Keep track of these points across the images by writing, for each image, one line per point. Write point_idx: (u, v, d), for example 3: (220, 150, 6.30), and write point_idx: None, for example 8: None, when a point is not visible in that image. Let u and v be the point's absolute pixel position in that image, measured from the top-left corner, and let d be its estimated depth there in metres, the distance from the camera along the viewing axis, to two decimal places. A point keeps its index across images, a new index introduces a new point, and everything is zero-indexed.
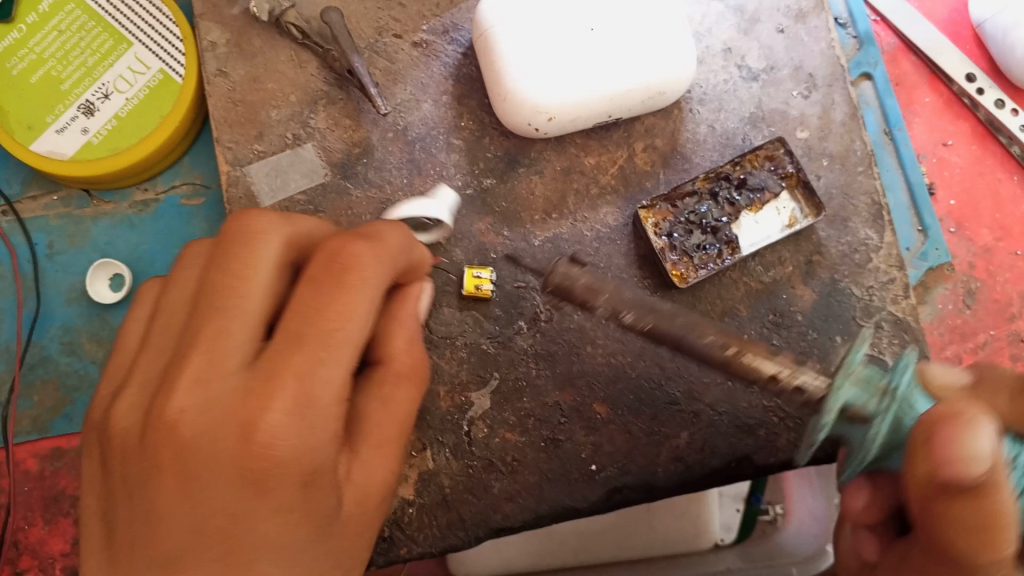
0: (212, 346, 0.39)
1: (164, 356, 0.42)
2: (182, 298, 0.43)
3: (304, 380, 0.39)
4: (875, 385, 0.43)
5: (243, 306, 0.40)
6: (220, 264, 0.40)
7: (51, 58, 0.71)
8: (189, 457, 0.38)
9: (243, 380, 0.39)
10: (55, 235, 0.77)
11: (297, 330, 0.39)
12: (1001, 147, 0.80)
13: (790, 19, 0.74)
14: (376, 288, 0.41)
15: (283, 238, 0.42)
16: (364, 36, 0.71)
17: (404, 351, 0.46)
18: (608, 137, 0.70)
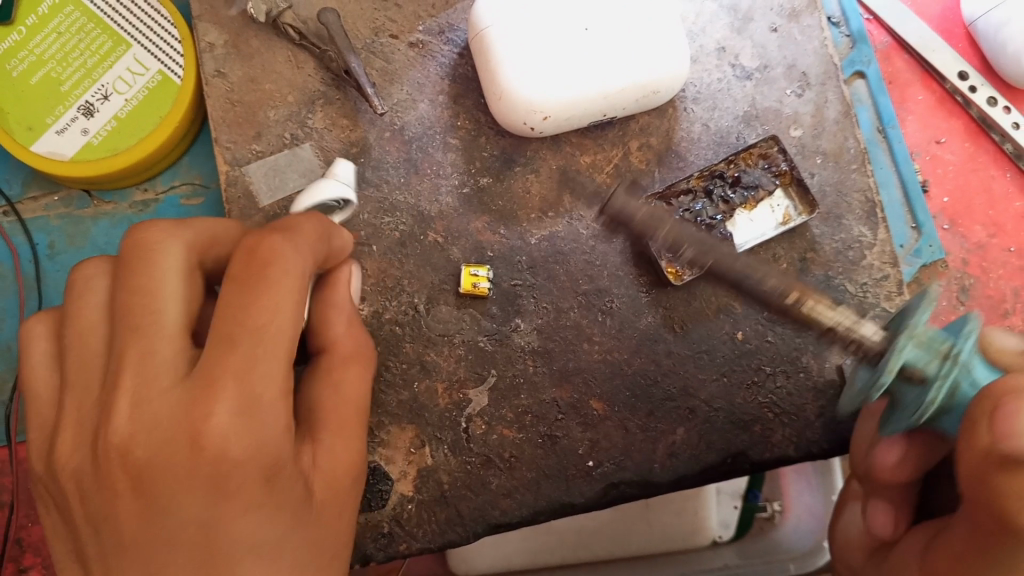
0: (144, 365, 0.41)
1: (95, 387, 0.44)
2: (95, 329, 0.44)
3: (242, 378, 0.41)
4: (938, 347, 0.44)
5: (158, 320, 0.42)
6: (128, 286, 0.43)
7: (51, 60, 0.72)
8: (147, 476, 0.41)
9: (181, 394, 0.41)
10: (56, 235, 0.78)
11: (229, 333, 0.41)
12: (994, 145, 0.81)
13: (783, 18, 0.75)
14: (296, 278, 0.44)
15: (182, 245, 0.44)
16: (361, 36, 0.71)
17: (347, 335, 0.52)
18: (603, 137, 0.71)
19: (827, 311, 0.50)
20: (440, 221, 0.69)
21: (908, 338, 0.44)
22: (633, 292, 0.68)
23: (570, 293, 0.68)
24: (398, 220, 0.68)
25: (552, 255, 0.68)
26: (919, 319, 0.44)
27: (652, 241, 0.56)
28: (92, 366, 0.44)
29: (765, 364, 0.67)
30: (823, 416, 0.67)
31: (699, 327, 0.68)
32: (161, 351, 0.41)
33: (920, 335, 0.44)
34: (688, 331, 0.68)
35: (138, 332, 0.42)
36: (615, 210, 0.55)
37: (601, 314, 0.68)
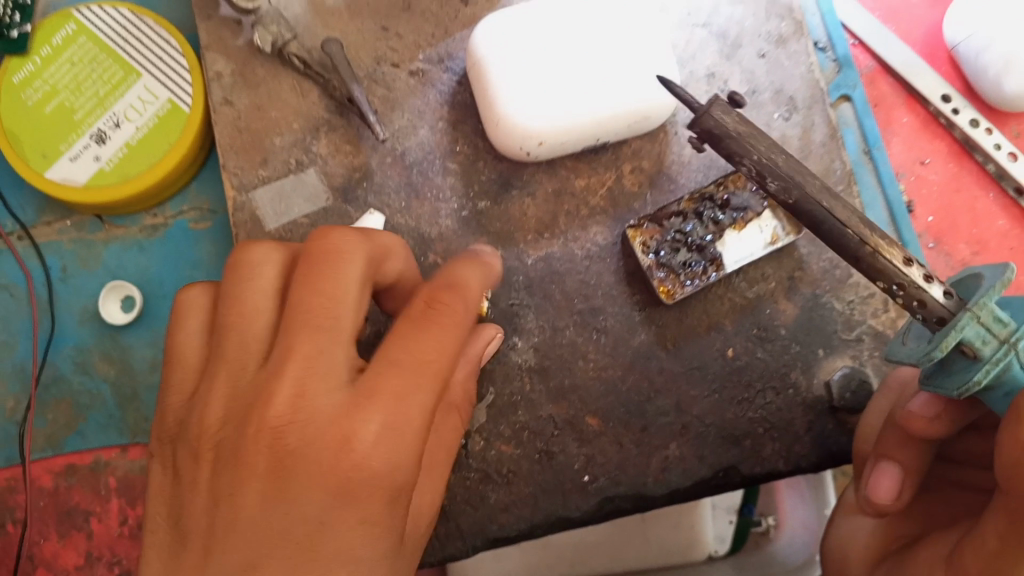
0: (312, 359, 0.42)
1: (257, 364, 0.44)
2: (250, 306, 0.45)
3: (400, 402, 0.42)
4: (999, 328, 0.42)
5: (336, 326, 0.43)
6: (309, 282, 0.44)
7: (65, 89, 0.75)
8: (292, 462, 0.41)
9: (345, 397, 0.42)
10: (68, 259, 0.80)
11: (394, 356, 0.43)
12: (977, 166, 0.83)
13: (770, 44, 0.77)
14: (459, 331, 0.45)
15: (365, 256, 0.46)
16: (363, 65, 0.74)
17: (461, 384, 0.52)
18: (597, 160, 0.73)
19: (903, 265, 0.46)
20: (440, 243, 0.71)
21: (972, 313, 0.42)
22: (627, 311, 0.70)
23: (566, 312, 0.70)
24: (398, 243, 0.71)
25: (548, 276, 0.71)
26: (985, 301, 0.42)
27: (736, 166, 0.50)
28: (251, 348, 0.44)
29: (755, 380, 0.69)
30: (811, 431, 0.69)
31: (692, 344, 0.70)
32: (335, 352, 0.43)
33: (983, 315, 0.42)
34: (680, 348, 0.70)
35: (316, 332, 0.43)
36: (709, 126, 0.48)
37: (595, 332, 0.70)
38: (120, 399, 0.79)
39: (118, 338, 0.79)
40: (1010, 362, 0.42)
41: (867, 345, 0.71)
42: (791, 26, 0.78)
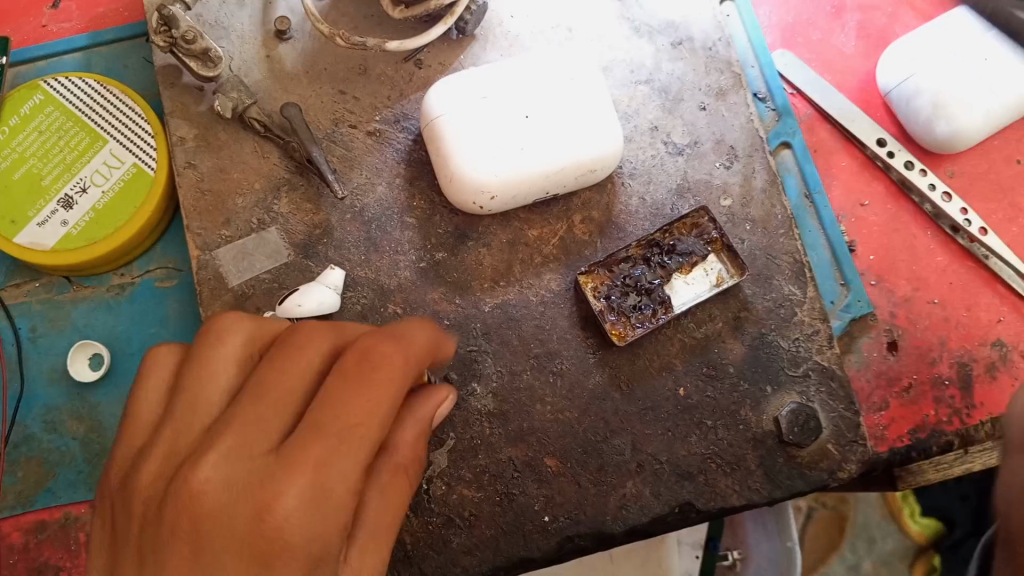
0: (247, 424, 0.43)
1: (198, 428, 0.44)
2: (202, 373, 0.45)
3: (321, 469, 0.42)
4: None
5: (281, 397, 0.44)
6: (272, 357, 0.45)
7: (33, 156, 0.77)
8: (209, 529, 0.41)
9: (267, 463, 0.42)
10: (37, 319, 0.81)
11: (322, 424, 0.42)
12: (915, 206, 0.87)
13: (710, 97, 0.81)
14: (397, 392, 0.45)
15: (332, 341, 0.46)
16: (322, 127, 0.77)
17: (409, 443, 0.49)
18: (548, 212, 0.76)
19: None
20: (399, 294, 0.73)
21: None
22: (581, 354, 0.73)
23: (523, 356, 0.73)
24: (358, 294, 0.73)
25: (505, 322, 0.73)
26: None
27: None
28: (200, 412, 0.44)
29: (706, 418, 0.72)
30: (762, 465, 0.71)
31: (644, 385, 0.72)
32: (273, 420, 0.43)
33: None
34: (633, 389, 0.72)
35: (253, 400, 0.43)
36: None
37: (552, 375, 0.72)
38: (89, 456, 0.79)
39: (87, 396, 0.80)
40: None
41: (813, 381, 0.74)
42: (730, 79, 0.82)
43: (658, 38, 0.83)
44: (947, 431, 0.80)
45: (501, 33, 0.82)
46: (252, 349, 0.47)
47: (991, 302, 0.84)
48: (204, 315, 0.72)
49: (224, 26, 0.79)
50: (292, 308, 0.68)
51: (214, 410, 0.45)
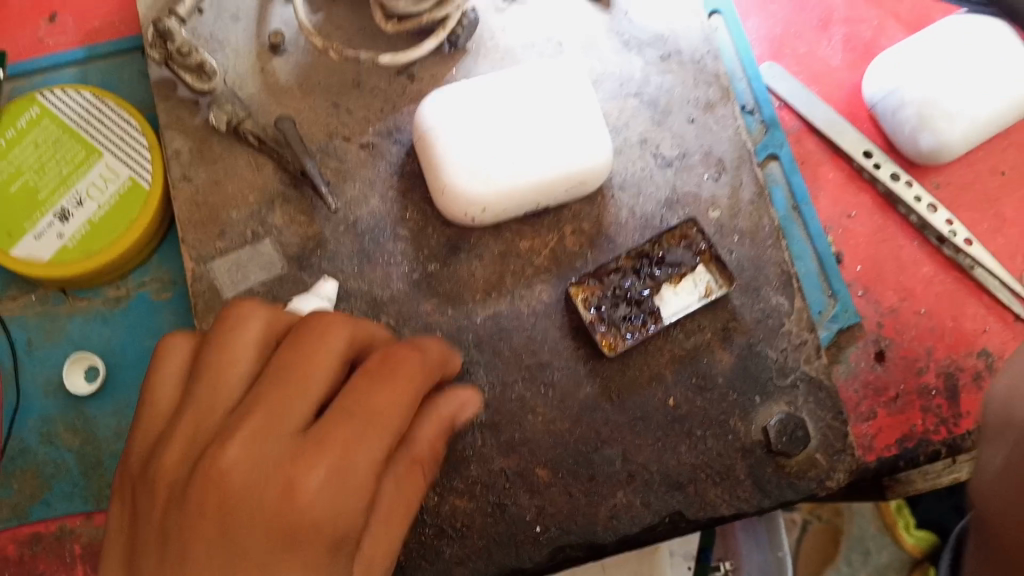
0: (274, 408, 0.46)
1: (220, 412, 0.47)
2: (222, 359, 0.49)
3: (347, 452, 0.45)
4: None
5: (306, 382, 0.47)
6: (294, 345, 0.49)
7: (29, 170, 0.78)
8: (237, 508, 0.43)
9: (294, 444, 0.45)
10: (33, 333, 0.82)
11: (349, 408, 0.47)
12: (902, 218, 0.88)
13: (699, 110, 0.83)
14: (416, 388, 0.50)
15: (350, 333, 0.51)
16: (316, 140, 0.78)
17: (426, 440, 0.55)
18: (540, 223, 0.77)
19: None
20: (392, 305, 0.74)
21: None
22: (572, 365, 0.74)
23: (514, 367, 0.73)
24: (352, 306, 0.74)
25: (497, 333, 0.74)
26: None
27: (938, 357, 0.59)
28: (222, 396, 0.48)
29: (695, 428, 0.73)
30: (751, 474, 0.72)
31: (635, 395, 0.73)
32: (297, 403, 0.46)
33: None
34: (624, 400, 0.73)
35: (279, 385, 0.47)
36: None
37: (543, 386, 0.73)
38: (84, 468, 0.79)
39: (82, 409, 0.80)
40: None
41: (801, 391, 0.75)
42: (718, 92, 0.83)
43: (647, 51, 0.84)
44: (933, 440, 0.82)
45: (492, 47, 0.83)
46: (269, 340, 0.51)
47: (976, 312, 0.85)
48: (198, 327, 0.72)
49: (219, 40, 0.80)
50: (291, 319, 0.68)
51: (236, 393, 0.48)
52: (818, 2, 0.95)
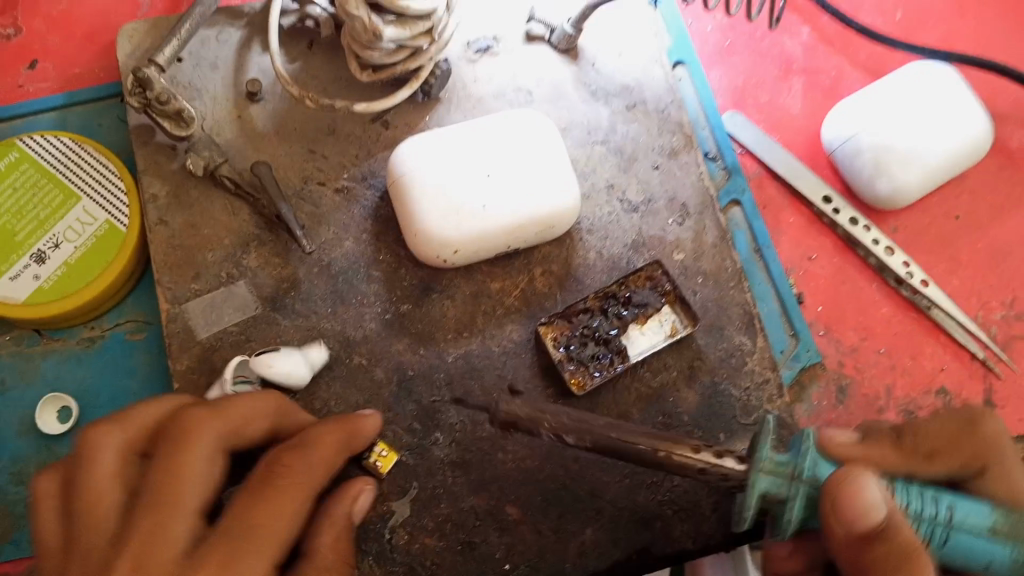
0: (152, 529, 0.50)
1: (106, 534, 0.51)
2: (98, 484, 0.52)
3: (228, 567, 0.50)
4: (783, 470, 0.62)
5: (177, 502, 0.51)
6: (163, 461, 0.53)
7: (6, 212, 0.78)
8: None
9: (178, 563, 0.49)
10: (6, 372, 0.81)
11: (231, 528, 0.52)
12: (860, 259, 0.91)
13: (663, 156, 0.86)
14: (296, 502, 0.54)
15: (216, 434, 0.55)
16: (292, 184, 0.80)
17: (328, 548, 0.59)
18: (510, 265, 0.79)
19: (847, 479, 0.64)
20: (364, 345, 0.76)
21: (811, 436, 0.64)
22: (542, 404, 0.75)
23: (485, 406, 0.75)
24: (325, 346, 0.75)
25: (468, 372, 0.76)
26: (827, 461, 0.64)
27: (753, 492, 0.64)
28: (101, 525, 0.51)
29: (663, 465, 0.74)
30: (717, 511, 0.74)
31: None
32: (173, 522, 0.51)
33: (769, 466, 0.62)
34: None
35: (158, 509, 0.51)
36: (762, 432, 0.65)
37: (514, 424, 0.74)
38: None
39: (55, 447, 0.79)
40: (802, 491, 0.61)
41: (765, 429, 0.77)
42: (681, 140, 0.87)
43: (613, 101, 0.88)
44: None
45: (465, 96, 0.86)
46: (129, 456, 0.54)
47: (934, 351, 0.88)
48: (173, 367, 0.74)
49: (197, 87, 0.82)
50: (264, 368, 0.70)
51: (112, 522, 0.52)
52: (778, 53, 0.99)
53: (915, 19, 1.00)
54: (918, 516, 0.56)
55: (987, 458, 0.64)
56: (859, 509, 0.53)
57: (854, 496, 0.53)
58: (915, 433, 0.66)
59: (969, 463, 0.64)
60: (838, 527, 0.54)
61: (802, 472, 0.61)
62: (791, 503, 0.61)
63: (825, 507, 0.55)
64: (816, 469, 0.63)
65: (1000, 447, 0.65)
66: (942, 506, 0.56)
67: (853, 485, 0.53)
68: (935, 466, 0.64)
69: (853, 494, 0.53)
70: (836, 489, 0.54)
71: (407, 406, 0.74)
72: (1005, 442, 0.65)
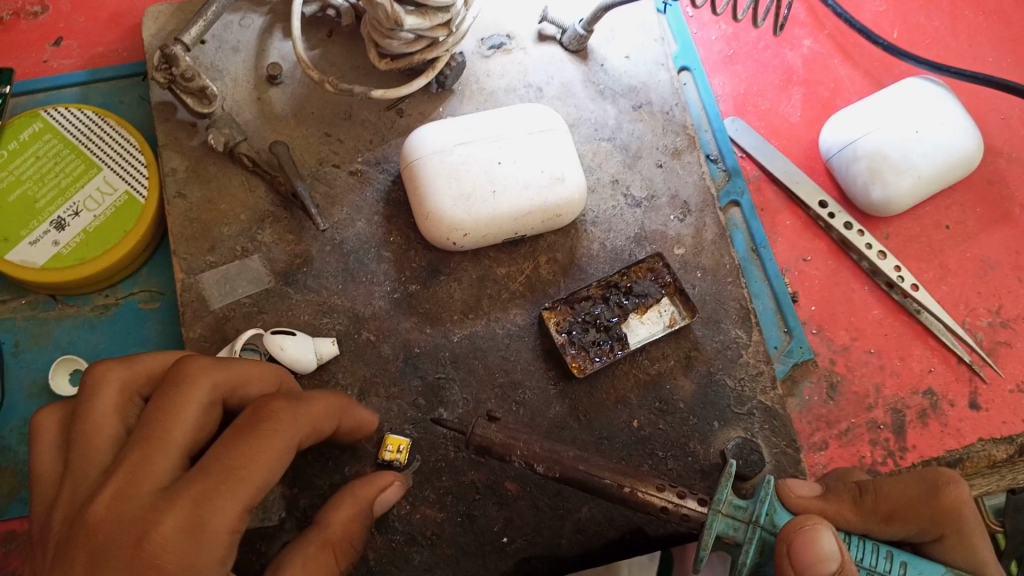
0: (133, 465, 0.52)
1: (98, 467, 0.54)
2: (95, 419, 0.55)
3: (199, 505, 0.51)
4: (741, 515, 0.54)
5: (163, 440, 0.54)
6: (158, 401, 0.55)
7: (29, 180, 0.81)
8: (101, 558, 0.50)
9: (154, 498, 0.51)
10: (21, 335, 0.83)
11: (208, 467, 0.53)
12: (853, 263, 0.94)
13: (667, 156, 0.89)
14: (280, 446, 0.55)
15: (213, 380, 0.57)
16: (307, 165, 0.83)
17: (341, 522, 0.61)
18: (516, 251, 0.82)
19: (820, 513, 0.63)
20: (373, 322, 0.78)
21: (772, 478, 0.56)
22: (543, 386, 0.77)
23: (488, 385, 0.77)
24: (335, 321, 0.77)
25: (472, 352, 0.78)
26: (778, 508, 0.58)
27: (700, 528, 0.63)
28: (95, 457, 0.54)
29: (657, 449, 0.77)
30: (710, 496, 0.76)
31: (601, 416, 0.77)
32: (154, 460, 0.53)
33: (726, 508, 0.55)
34: (591, 420, 0.77)
35: (146, 442, 0.53)
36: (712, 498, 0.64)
37: (515, 404, 0.77)
38: None
39: None
40: (759, 536, 0.53)
41: (758, 419, 0.79)
42: (685, 140, 0.90)
43: (620, 100, 0.91)
44: (882, 472, 0.86)
45: (478, 89, 0.89)
46: (126, 396, 0.57)
47: (922, 353, 0.91)
48: (186, 335, 0.75)
49: (219, 68, 0.85)
50: (275, 351, 0.72)
51: (105, 456, 0.55)
52: (779, 64, 1.03)
53: (911, 38, 1.04)
54: (870, 570, 0.56)
55: (950, 525, 0.59)
56: (814, 556, 0.50)
57: (810, 543, 0.51)
58: (877, 491, 0.61)
59: (931, 529, 0.60)
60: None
61: (762, 516, 0.53)
62: (743, 547, 0.53)
63: (780, 550, 0.52)
64: (771, 515, 0.56)
65: (964, 514, 0.60)
66: (894, 562, 0.56)
67: (810, 532, 0.51)
68: (892, 529, 0.60)
69: (809, 541, 0.51)
70: (794, 533, 0.52)
71: (412, 382, 0.76)
72: (970, 507, 0.60)
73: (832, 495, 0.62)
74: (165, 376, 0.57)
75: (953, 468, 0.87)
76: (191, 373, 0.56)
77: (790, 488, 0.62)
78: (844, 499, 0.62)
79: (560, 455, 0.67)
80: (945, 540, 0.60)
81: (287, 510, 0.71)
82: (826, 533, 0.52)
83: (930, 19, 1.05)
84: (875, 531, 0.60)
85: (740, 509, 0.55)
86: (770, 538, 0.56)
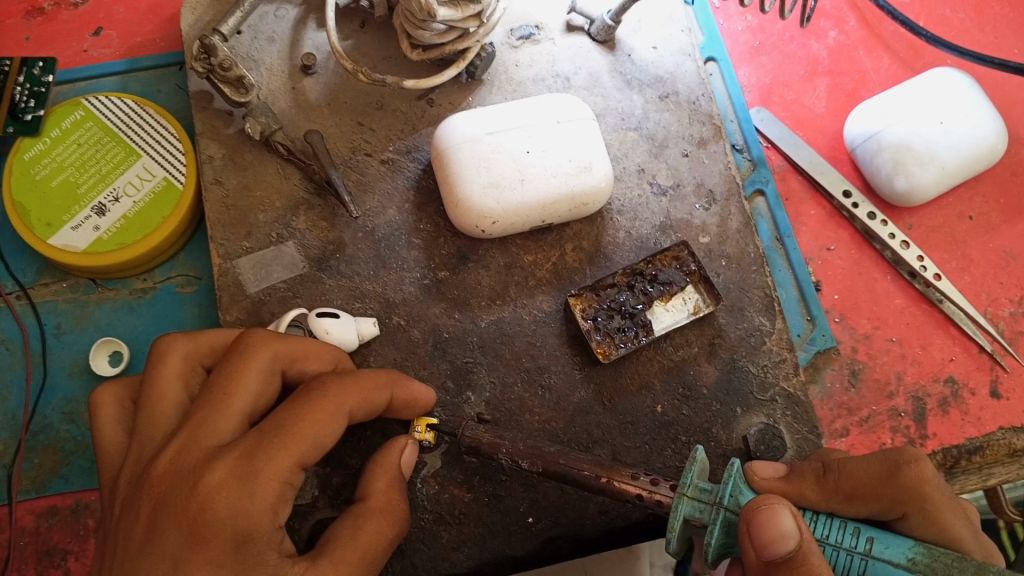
0: (197, 424, 0.56)
1: (165, 429, 0.58)
2: (162, 386, 0.59)
3: (251, 456, 0.54)
4: (706, 498, 0.55)
5: (223, 401, 0.57)
6: (221, 367, 0.59)
7: (70, 166, 0.84)
8: (162, 506, 0.53)
9: (212, 451, 0.55)
10: (63, 317, 0.86)
11: (264, 424, 0.55)
12: (877, 253, 0.95)
13: (693, 145, 0.90)
14: (334, 413, 0.58)
15: (273, 351, 0.61)
16: (340, 153, 0.85)
17: (381, 491, 0.63)
18: (543, 240, 0.83)
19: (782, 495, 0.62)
20: (403, 307, 0.80)
21: (739, 464, 0.57)
22: (568, 370, 0.79)
23: (514, 369, 0.79)
24: (366, 306, 0.79)
25: (499, 337, 0.80)
26: (744, 490, 0.57)
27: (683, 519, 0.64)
28: (162, 419, 0.58)
29: (680, 434, 0.78)
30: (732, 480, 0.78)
31: (625, 401, 0.79)
32: (216, 418, 0.56)
33: (692, 492, 0.55)
34: (615, 404, 0.79)
35: (208, 404, 0.57)
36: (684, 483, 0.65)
37: (541, 388, 0.78)
38: None
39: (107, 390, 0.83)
40: (725, 518, 0.54)
41: (780, 406, 0.81)
42: (710, 130, 0.91)
43: (646, 90, 0.92)
44: None
45: (506, 79, 0.90)
46: (189, 366, 0.61)
47: (945, 342, 0.92)
48: (223, 318, 0.78)
49: (255, 58, 0.87)
50: (321, 335, 0.74)
51: (171, 420, 0.59)
52: (805, 55, 1.03)
53: (938, 30, 1.04)
54: (835, 547, 0.53)
55: (910, 504, 0.55)
56: (771, 535, 0.50)
57: (767, 523, 0.50)
58: (840, 469, 0.57)
59: (893, 508, 0.55)
60: (753, 556, 0.50)
61: (725, 497, 0.54)
62: (710, 529, 0.54)
63: (740, 529, 0.51)
64: (736, 496, 0.55)
65: (928, 492, 0.55)
66: (860, 538, 0.53)
67: (767, 511, 0.50)
68: (854, 508, 0.56)
69: (766, 521, 0.50)
70: (751, 512, 0.51)
71: (440, 365, 0.78)
72: (935, 485, 0.55)
73: (794, 474, 0.60)
74: (229, 347, 0.61)
75: (973, 456, 0.88)
76: (254, 341, 0.61)
77: (754, 471, 0.61)
78: (806, 476, 0.59)
79: (542, 452, 0.68)
80: (910, 520, 0.55)
81: (320, 489, 0.74)
82: (784, 512, 0.50)
83: (957, 11, 1.05)
84: (838, 510, 0.56)
85: (706, 492, 0.55)
86: (736, 518, 0.55)
